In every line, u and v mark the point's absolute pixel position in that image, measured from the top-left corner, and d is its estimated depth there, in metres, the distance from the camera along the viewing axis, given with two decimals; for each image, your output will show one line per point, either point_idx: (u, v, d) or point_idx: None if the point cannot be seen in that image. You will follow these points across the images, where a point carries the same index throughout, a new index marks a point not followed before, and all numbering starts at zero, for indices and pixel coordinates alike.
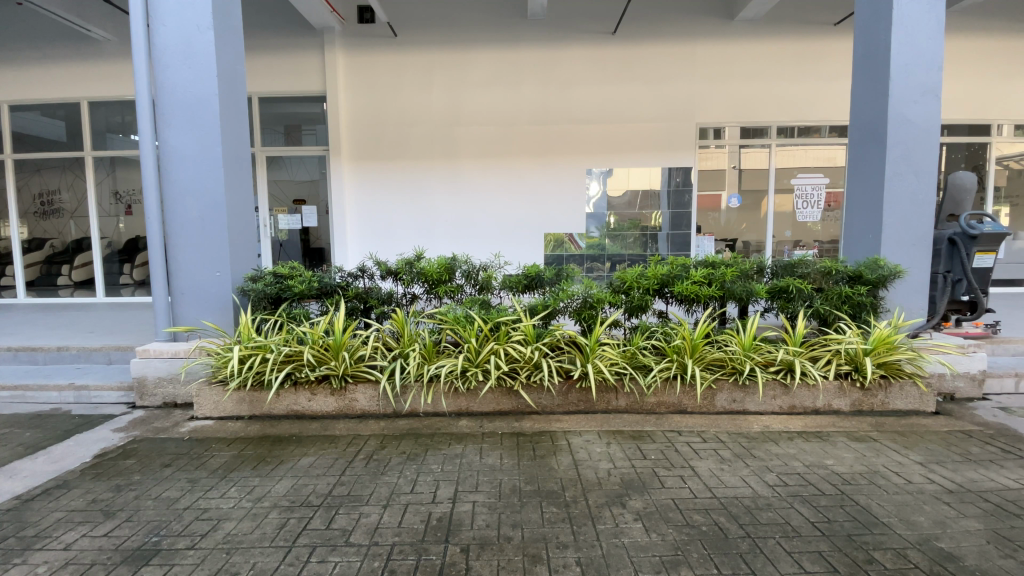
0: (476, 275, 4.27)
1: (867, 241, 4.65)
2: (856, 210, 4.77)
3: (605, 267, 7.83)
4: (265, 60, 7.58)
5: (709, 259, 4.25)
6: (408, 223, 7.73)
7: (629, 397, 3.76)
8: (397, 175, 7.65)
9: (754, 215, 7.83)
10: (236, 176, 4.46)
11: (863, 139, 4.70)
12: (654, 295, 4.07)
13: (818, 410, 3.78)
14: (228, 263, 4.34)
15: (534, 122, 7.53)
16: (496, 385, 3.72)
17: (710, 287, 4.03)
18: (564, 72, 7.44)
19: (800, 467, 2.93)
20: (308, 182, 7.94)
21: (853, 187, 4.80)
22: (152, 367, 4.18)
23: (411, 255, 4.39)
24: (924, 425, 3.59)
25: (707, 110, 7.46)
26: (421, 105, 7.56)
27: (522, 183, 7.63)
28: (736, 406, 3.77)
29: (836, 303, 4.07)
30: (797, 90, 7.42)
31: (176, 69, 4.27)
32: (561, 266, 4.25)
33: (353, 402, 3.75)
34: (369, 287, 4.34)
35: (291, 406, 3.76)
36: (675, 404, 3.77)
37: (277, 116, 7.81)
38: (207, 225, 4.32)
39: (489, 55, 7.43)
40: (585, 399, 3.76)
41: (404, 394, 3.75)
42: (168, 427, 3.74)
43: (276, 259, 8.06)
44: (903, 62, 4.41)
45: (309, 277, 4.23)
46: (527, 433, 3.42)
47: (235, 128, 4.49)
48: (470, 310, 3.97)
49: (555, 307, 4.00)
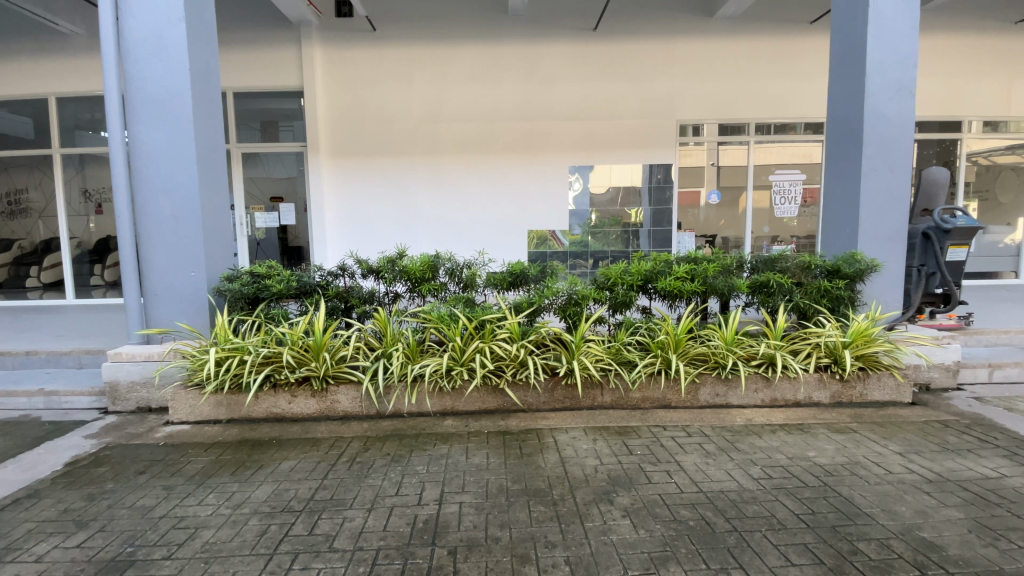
0: (460, 273, 4.22)
1: (845, 235, 4.77)
2: (834, 206, 4.89)
3: (588, 263, 7.83)
4: (240, 54, 7.41)
5: (691, 255, 4.30)
6: (389, 221, 7.63)
7: (615, 393, 3.73)
8: (376, 171, 7.54)
9: (732, 212, 7.95)
10: (211, 174, 4.40)
11: (841, 133, 4.80)
12: (638, 291, 4.08)
13: (799, 402, 3.84)
14: (203, 263, 4.28)
15: (516, 119, 7.49)
16: (481, 384, 3.66)
17: (692, 282, 4.04)
18: (547, 69, 7.42)
19: (784, 459, 2.96)
20: (286, 180, 7.78)
21: (831, 182, 4.91)
22: (124, 371, 4.03)
23: (392, 253, 4.31)
24: (902, 416, 3.67)
25: (687, 107, 7.51)
26: (400, 100, 7.46)
27: (505, 180, 7.59)
28: (719, 400, 3.79)
29: (815, 297, 4.14)
30: (775, 88, 7.51)
31: (148, 64, 4.17)
32: (545, 263, 4.25)
33: (334, 404, 3.68)
34: (350, 286, 4.24)
35: (270, 408, 3.67)
36: (659, 400, 3.76)
37: (254, 113, 7.64)
38: (181, 225, 4.26)
39: (469, 51, 7.37)
40: (571, 396, 3.72)
41: (387, 394, 3.67)
42: (142, 433, 3.63)
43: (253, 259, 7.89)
44: (879, 59, 4.52)
45: (287, 276, 4.10)
46: (513, 432, 3.39)
47: (210, 125, 4.42)
48: (456, 309, 3.93)
49: (540, 305, 3.97)
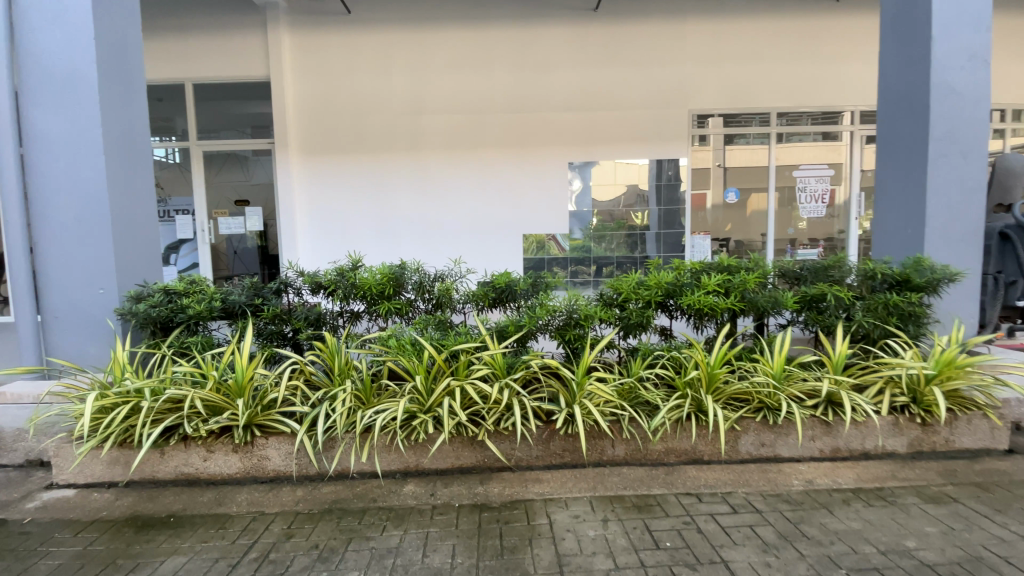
0: (431, 286, 3.38)
1: (905, 235, 3.89)
2: (890, 201, 4.03)
3: (591, 270, 6.93)
4: (199, 41, 6.60)
5: (722, 261, 3.42)
6: (364, 226, 6.78)
7: (629, 444, 2.83)
8: (351, 169, 6.70)
9: (740, 215, 7.04)
10: (126, 168, 3.57)
11: (897, 113, 3.95)
12: (656, 309, 3.22)
13: (869, 454, 2.95)
14: (113, 278, 3.44)
15: (508, 110, 6.65)
16: (455, 435, 2.76)
17: (726, 297, 3.16)
18: (542, 54, 6.58)
19: (876, 558, 2.09)
20: (266, 185, 6.95)
21: (886, 172, 4.06)
22: (5, 416, 3.13)
23: (345, 263, 3.47)
24: (1005, 474, 2.79)
25: (700, 96, 6.66)
26: (379, 90, 6.63)
27: (495, 178, 6.74)
28: (766, 452, 2.89)
29: (882, 316, 3.24)
30: (796, 73, 6.67)
31: (42, 32, 3.35)
32: (537, 275, 3.41)
33: (263, 462, 2.83)
34: (294, 305, 3.39)
35: (180, 467, 2.83)
36: (688, 453, 2.85)
37: (235, 117, 6.83)
38: (86, 229, 3.42)
39: (456, 34, 6.55)
40: (572, 449, 2.83)
41: (330, 450, 2.81)
42: (10, 501, 2.75)
43: (221, 266, 7.13)
44: (946, 19, 3.66)
45: (209, 294, 3.26)
46: (494, 507, 2.52)
47: (125, 108, 3.58)
48: (422, 334, 3.07)
49: (530, 328, 3.09)
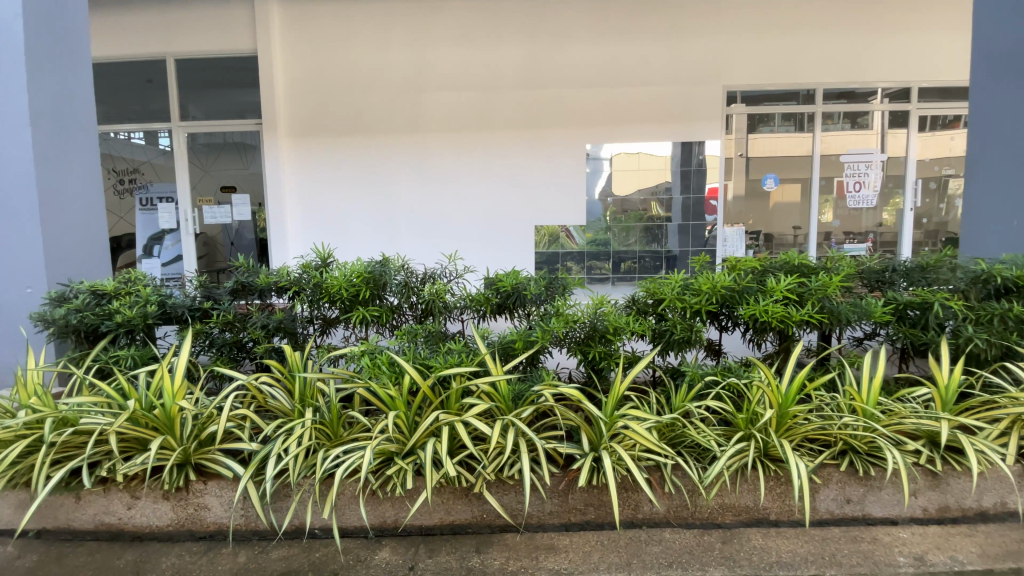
0: (419, 288, 2.73)
1: (1009, 227, 3.14)
2: (986, 186, 3.26)
3: (609, 266, 6.20)
4: (178, 12, 5.97)
5: (787, 259, 2.72)
6: (359, 218, 6.16)
7: (672, 499, 2.15)
8: (346, 153, 6.06)
9: (765, 205, 6.30)
10: (64, 144, 2.97)
11: (1001, 76, 3.16)
12: (706, 321, 2.55)
13: (986, 516, 2.23)
14: (43, 276, 2.85)
15: (519, 87, 5.94)
16: (444, 485, 2.11)
17: (797, 306, 2.46)
18: (558, 24, 5.85)
19: None
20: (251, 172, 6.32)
21: (980, 150, 3.29)
22: None
23: (314, 259, 2.86)
24: None
25: (736, 70, 5.86)
26: (376, 65, 5.96)
27: (504, 163, 6.05)
28: (852, 510, 2.19)
29: (998, 331, 2.50)
30: (851, 43, 5.79)
31: None
32: (552, 275, 2.78)
33: (201, 513, 2.22)
34: (251, 312, 2.74)
35: (101, 516, 2.24)
36: (749, 510, 2.17)
37: (222, 103, 6.20)
38: (10, 216, 2.84)
39: (461, 2, 5.83)
40: (598, 503, 2.16)
41: (281, 500, 2.18)
42: None
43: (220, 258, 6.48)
44: None
45: (145, 296, 2.67)
46: None
47: (61, 71, 2.97)
48: (405, 351, 2.42)
49: (541, 345, 2.42)
